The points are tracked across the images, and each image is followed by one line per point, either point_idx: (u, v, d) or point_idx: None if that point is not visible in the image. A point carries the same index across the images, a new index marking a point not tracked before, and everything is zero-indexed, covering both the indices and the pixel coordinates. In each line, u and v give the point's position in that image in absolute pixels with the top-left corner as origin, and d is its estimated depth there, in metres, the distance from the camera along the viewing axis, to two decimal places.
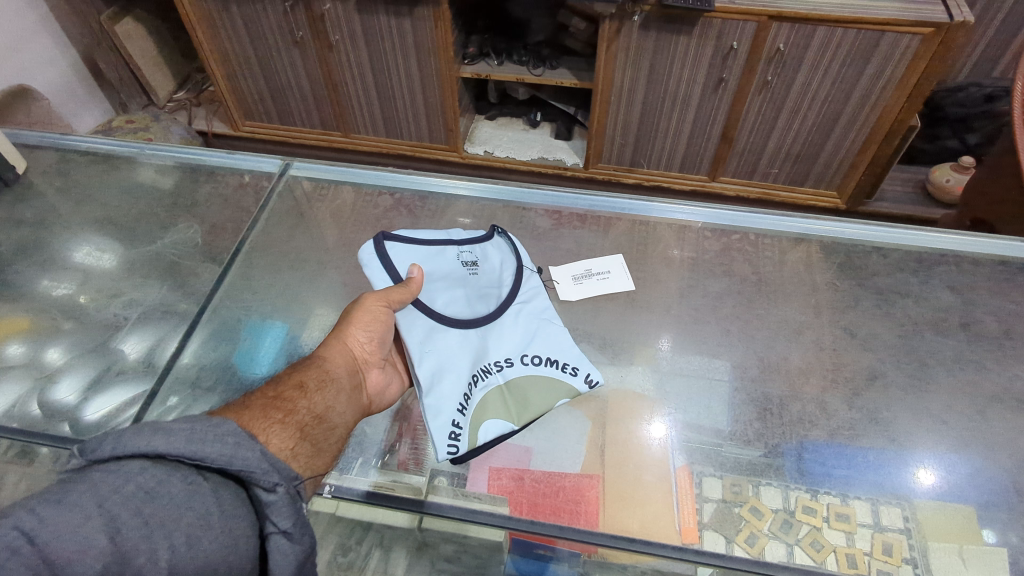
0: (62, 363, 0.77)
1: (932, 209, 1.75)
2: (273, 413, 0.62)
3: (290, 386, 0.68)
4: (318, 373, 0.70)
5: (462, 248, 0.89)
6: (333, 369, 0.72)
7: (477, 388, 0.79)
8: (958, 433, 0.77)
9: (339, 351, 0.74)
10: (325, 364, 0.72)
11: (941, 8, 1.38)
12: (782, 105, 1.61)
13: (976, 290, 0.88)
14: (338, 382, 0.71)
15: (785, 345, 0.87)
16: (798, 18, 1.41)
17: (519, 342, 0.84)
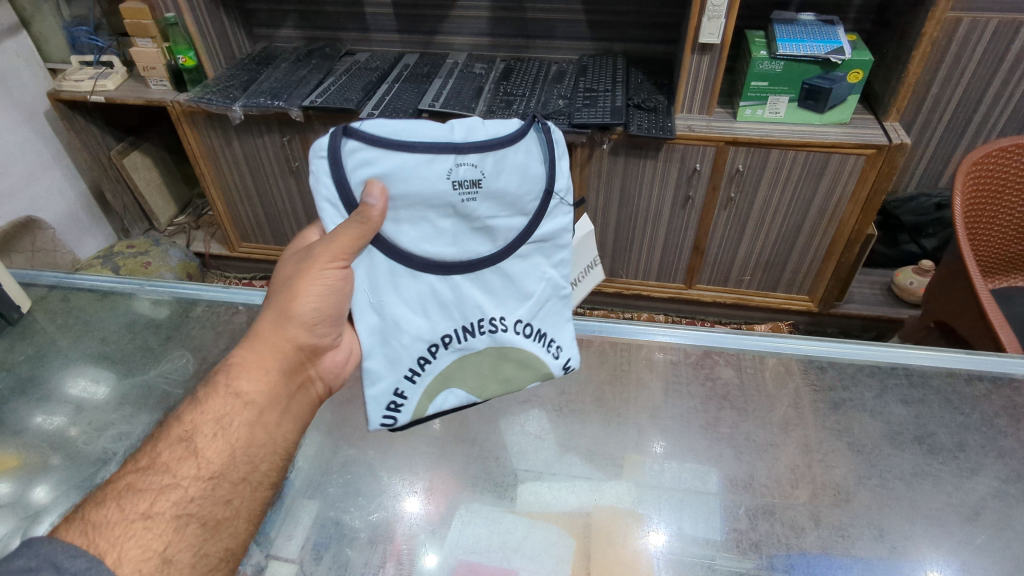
0: (47, 502, 0.79)
1: (899, 310, 1.83)
2: (140, 499, 0.65)
3: (175, 455, 0.69)
4: (218, 422, 0.71)
5: (461, 159, 0.70)
6: (232, 416, 0.71)
7: (443, 356, 0.79)
8: (928, 545, 0.79)
9: (244, 380, 0.73)
10: (220, 410, 0.71)
11: (880, 132, 1.52)
12: (746, 219, 1.72)
13: (927, 402, 0.89)
14: (238, 427, 0.71)
15: (756, 460, 0.88)
16: (752, 143, 1.55)
17: (516, 301, 0.81)
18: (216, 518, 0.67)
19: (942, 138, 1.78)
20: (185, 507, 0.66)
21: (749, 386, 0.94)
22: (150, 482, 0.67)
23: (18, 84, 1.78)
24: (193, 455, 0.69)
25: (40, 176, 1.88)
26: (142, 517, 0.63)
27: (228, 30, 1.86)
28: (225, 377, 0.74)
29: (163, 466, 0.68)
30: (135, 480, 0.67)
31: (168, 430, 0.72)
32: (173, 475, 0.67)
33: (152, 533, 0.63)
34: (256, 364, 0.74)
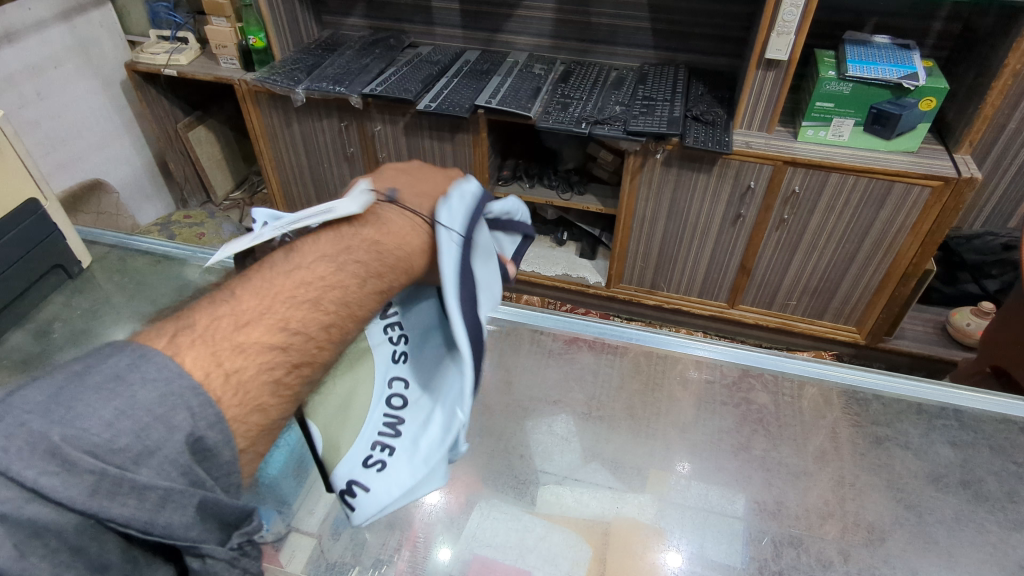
0: None
1: (953, 353, 1.75)
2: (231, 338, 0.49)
3: (298, 312, 0.53)
4: (338, 290, 0.57)
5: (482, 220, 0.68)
6: (365, 294, 0.59)
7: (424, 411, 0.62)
8: None
9: (373, 252, 0.61)
10: (355, 283, 0.59)
11: (949, 163, 1.46)
12: (798, 243, 1.67)
13: (976, 447, 0.85)
14: (355, 297, 0.58)
15: (787, 488, 0.85)
16: (810, 164, 1.51)
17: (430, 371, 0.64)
18: (302, 402, 0.54)
19: (1018, 175, 1.69)
20: (303, 385, 0.53)
21: (787, 410, 0.92)
22: (270, 350, 0.50)
23: (99, 52, 1.87)
24: (322, 316, 0.55)
25: (111, 141, 1.97)
26: (270, 379, 0.50)
27: (298, 16, 1.90)
28: (356, 247, 0.61)
29: (278, 341, 0.51)
30: (235, 325, 0.50)
31: (288, 270, 0.56)
32: (287, 348, 0.52)
33: (269, 401, 0.50)
34: (396, 232, 0.63)
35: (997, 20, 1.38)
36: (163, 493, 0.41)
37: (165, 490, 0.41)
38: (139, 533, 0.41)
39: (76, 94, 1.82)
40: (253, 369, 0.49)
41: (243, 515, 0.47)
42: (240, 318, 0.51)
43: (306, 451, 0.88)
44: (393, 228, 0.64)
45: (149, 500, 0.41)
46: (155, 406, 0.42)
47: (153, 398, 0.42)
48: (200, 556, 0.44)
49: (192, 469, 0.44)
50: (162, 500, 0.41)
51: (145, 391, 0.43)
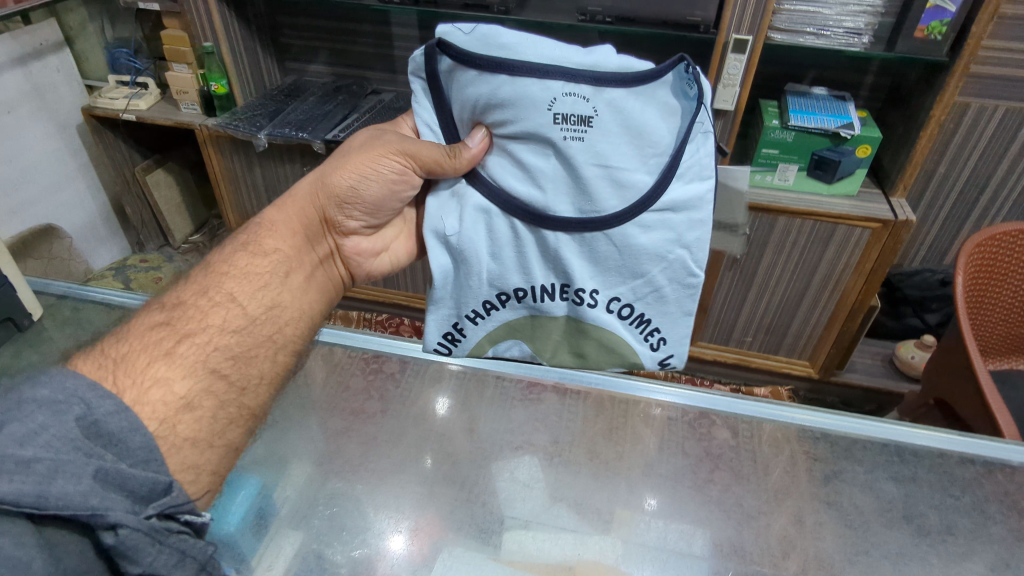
0: None
1: (901, 385, 1.82)
2: (166, 340, 0.71)
3: (186, 293, 0.78)
4: (257, 270, 0.83)
5: (567, 88, 0.69)
6: (248, 263, 0.83)
7: (509, 309, 0.81)
8: None
9: (248, 236, 0.86)
10: (240, 258, 0.83)
11: (886, 207, 1.55)
12: (750, 282, 1.74)
13: (917, 481, 0.88)
14: (233, 271, 0.81)
15: (741, 528, 0.87)
16: (760, 208, 1.58)
17: (535, 266, 0.77)
18: (228, 371, 0.73)
19: (950, 214, 1.81)
20: (202, 354, 0.72)
21: (743, 450, 0.94)
22: (159, 327, 0.73)
23: (55, 97, 1.85)
24: (201, 291, 0.79)
25: (65, 185, 1.93)
26: (164, 357, 0.69)
27: (261, 62, 1.94)
28: (237, 238, 0.87)
29: (167, 319, 0.74)
30: (136, 317, 0.75)
31: (185, 281, 0.81)
32: (174, 323, 0.74)
33: (171, 376, 0.68)
34: (271, 219, 0.89)
35: (922, 75, 1.49)
36: (51, 464, 0.52)
37: (55, 462, 0.52)
38: (37, 509, 0.50)
39: (29, 138, 1.79)
40: (143, 350, 0.69)
41: (162, 488, 0.58)
42: (142, 317, 0.75)
43: (264, 508, 0.88)
44: (268, 214, 0.90)
45: (36, 472, 0.51)
46: (53, 398, 0.56)
47: (52, 390, 0.56)
48: (114, 531, 0.53)
49: (87, 447, 0.55)
50: (53, 470, 0.51)
51: (43, 388, 0.56)
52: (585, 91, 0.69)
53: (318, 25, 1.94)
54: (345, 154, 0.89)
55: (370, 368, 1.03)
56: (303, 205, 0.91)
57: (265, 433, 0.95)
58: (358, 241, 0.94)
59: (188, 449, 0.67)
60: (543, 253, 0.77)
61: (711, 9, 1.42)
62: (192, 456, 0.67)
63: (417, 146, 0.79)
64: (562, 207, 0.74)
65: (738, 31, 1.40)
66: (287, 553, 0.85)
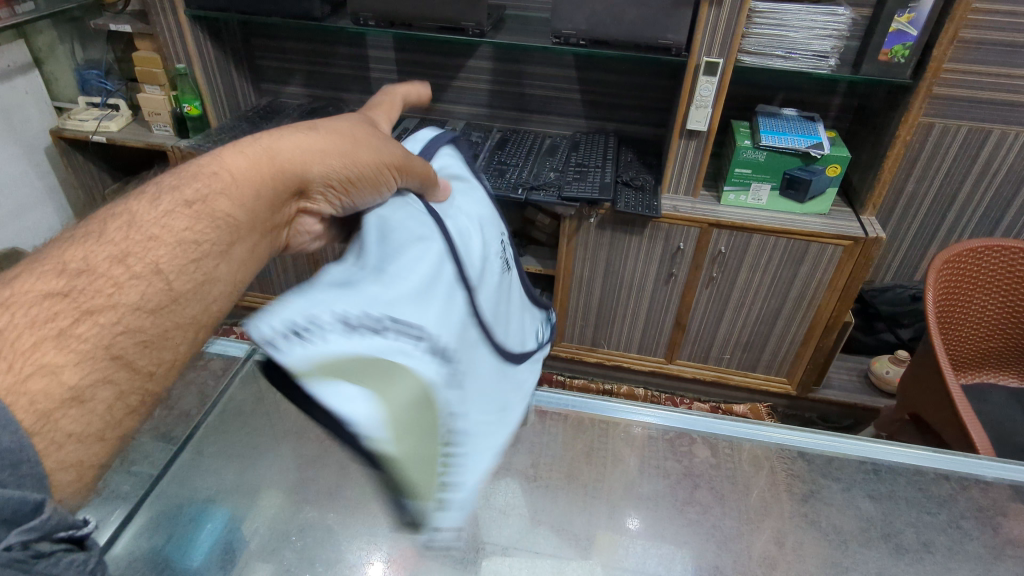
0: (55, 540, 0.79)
1: (877, 399, 1.84)
2: (57, 311, 0.49)
3: (81, 251, 0.52)
4: (197, 229, 0.55)
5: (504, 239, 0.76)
6: (187, 222, 0.55)
7: (398, 317, 0.54)
8: None
9: (187, 179, 0.57)
10: (174, 217, 0.54)
11: (857, 224, 1.58)
12: (727, 300, 1.75)
13: (894, 499, 0.89)
14: (163, 227, 0.54)
15: (720, 549, 0.86)
16: (734, 226, 1.60)
17: (446, 292, 0.60)
18: (136, 360, 0.51)
19: (918, 231, 1.85)
20: (105, 338, 0.49)
21: (724, 469, 0.93)
22: (49, 298, 0.49)
23: (22, 119, 1.82)
24: (113, 251, 0.52)
25: (32, 208, 1.89)
26: (52, 336, 0.48)
27: (235, 84, 1.92)
28: (171, 186, 0.56)
29: (61, 286, 0.50)
30: (12, 283, 0.50)
31: (83, 235, 0.54)
32: (70, 293, 0.50)
33: (63, 361, 0.48)
34: (225, 161, 0.59)
35: (887, 97, 1.53)
36: None
37: None
38: None
39: None
40: (27, 329, 0.48)
41: (33, 509, 0.44)
42: (20, 280, 0.50)
43: (230, 542, 0.85)
44: (223, 155, 0.59)
45: None
46: None
47: None
48: None
49: None
50: None
51: None
52: (507, 247, 0.77)
53: (293, 47, 1.93)
54: (334, 132, 0.63)
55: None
56: (272, 155, 0.60)
57: (234, 461, 0.93)
58: (315, 219, 0.66)
59: (78, 446, 0.48)
60: (433, 277, 0.58)
61: (682, 32, 1.45)
62: (79, 453, 0.48)
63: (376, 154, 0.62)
64: (472, 269, 0.65)
65: (709, 54, 1.42)
66: None
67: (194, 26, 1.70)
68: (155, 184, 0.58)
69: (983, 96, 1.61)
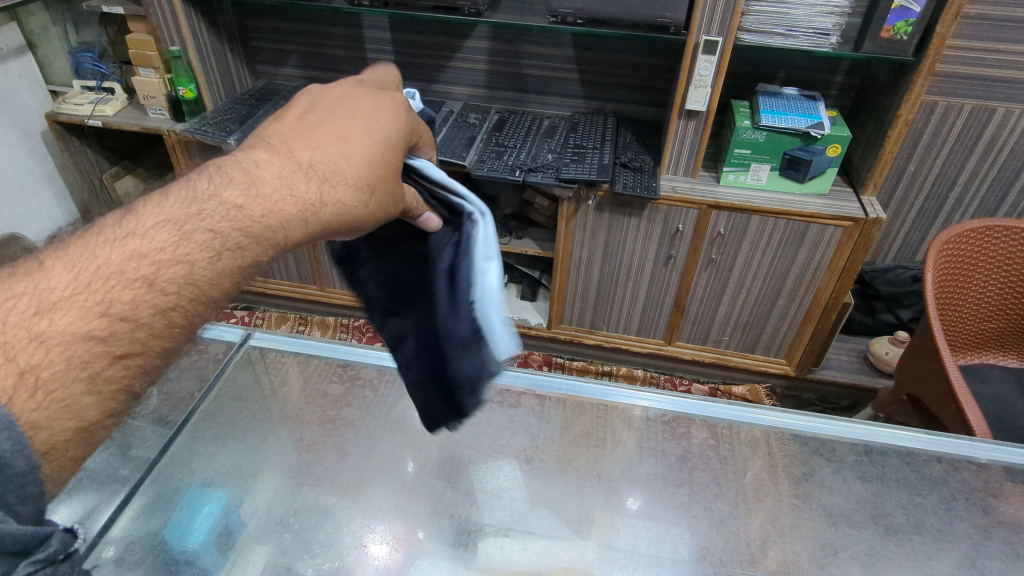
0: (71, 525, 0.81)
1: (876, 380, 1.84)
2: (89, 352, 0.50)
3: (127, 294, 0.52)
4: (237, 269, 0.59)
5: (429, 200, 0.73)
6: (221, 267, 0.57)
7: None
8: None
9: (225, 224, 0.57)
10: (213, 264, 0.57)
11: (857, 205, 1.57)
12: (726, 281, 1.75)
13: (885, 480, 0.89)
14: (208, 277, 0.56)
15: (710, 530, 0.87)
16: (733, 208, 1.59)
17: None
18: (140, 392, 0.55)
19: (920, 212, 1.83)
20: (132, 380, 0.53)
21: (718, 451, 0.93)
22: (85, 342, 0.50)
23: (18, 104, 1.81)
24: (159, 300, 0.54)
25: (30, 193, 1.90)
26: (85, 377, 0.50)
27: (231, 66, 1.91)
28: (202, 231, 0.57)
29: (100, 331, 0.51)
30: (48, 315, 0.50)
31: (120, 268, 0.53)
32: (108, 338, 0.51)
33: (83, 397, 0.50)
34: (268, 188, 0.59)
35: (890, 75, 1.51)
36: None
37: None
38: None
39: None
40: (63, 370, 0.49)
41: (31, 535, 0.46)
42: (49, 314, 0.50)
43: (227, 525, 0.86)
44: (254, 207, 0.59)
45: None
46: None
47: None
48: None
49: None
50: None
51: None
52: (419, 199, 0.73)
53: (288, 28, 1.91)
54: (359, 176, 0.63)
55: (341, 372, 1.00)
56: (309, 207, 0.60)
57: (232, 446, 0.94)
58: None
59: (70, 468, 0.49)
60: None
61: (680, 10, 1.42)
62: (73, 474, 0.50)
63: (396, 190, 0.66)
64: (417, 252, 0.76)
65: (708, 32, 1.40)
66: (253, 570, 0.83)
67: (187, 8, 1.68)
68: (178, 221, 0.57)
69: (988, 73, 1.58)
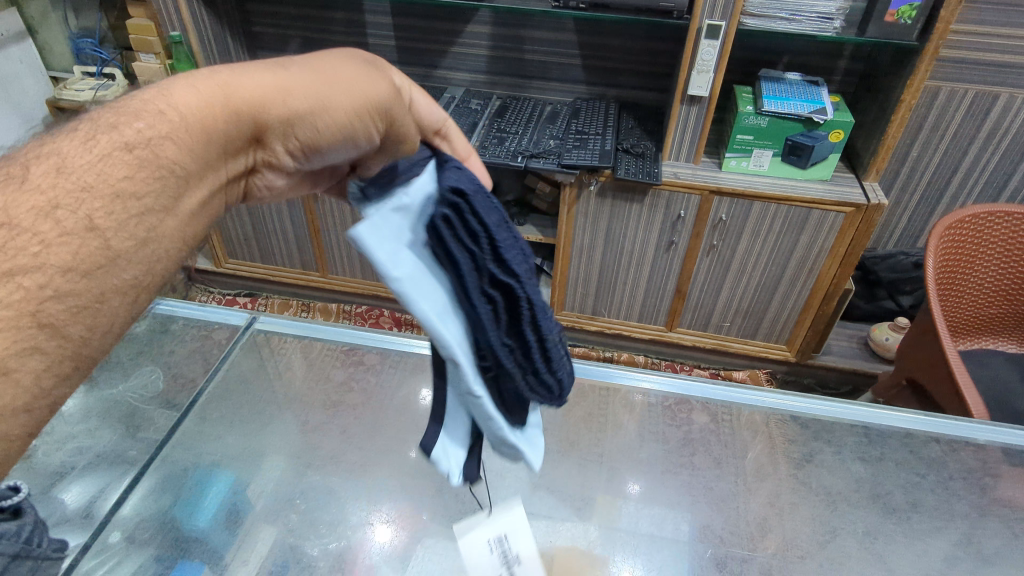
0: (80, 505, 0.82)
1: (876, 366, 1.85)
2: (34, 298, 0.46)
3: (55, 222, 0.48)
4: (147, 172, 0.52)
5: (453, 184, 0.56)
6: (128, 170, 0.51)
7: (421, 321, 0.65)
8: None
9: (126, 115, 0.53)
10: (114, 165, 0.51)
11: (859, 191, 1.57)
12: (728, 267, 1.75)
13: (885, 461, 0.90)
14: (120, 181, 0.51)
15: (710, 510, 0.88)
16: (735, 193, 1.59)
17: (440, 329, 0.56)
18: None
19: (922, 198, 1.83)
20: (32, 302, 0.46)
21: (720, 433, 0.94)
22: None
23: (19, 90, 1.81)
24: (50, 207, 0.48)
25: None
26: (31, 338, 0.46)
27: (231, 51, 1.90)
28: (111, 121, 0.53)
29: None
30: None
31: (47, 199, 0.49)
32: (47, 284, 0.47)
33: None
34: (180, 98, 0.53)
35: (893, 60, 1.51)
36: None
37: None
38: None
39: None
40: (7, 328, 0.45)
41: None
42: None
43: (237, 502, 0.88)
44: (177, 94, 0.54)
45: None
46: None
47: None
48: None
49: None
50: None
51: None
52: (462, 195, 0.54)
53: (289, 14, 1.90)
54: (292, 63, 0.55)
55: (346, 357, 1.01)
56: (223, 92, 0.54)
57: (238, 428, 0.95)
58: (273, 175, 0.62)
59: None
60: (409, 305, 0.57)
61: None
62: None
63: (339, 69, 0.55)
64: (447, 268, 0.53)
65: (711, 17, 1.40)
66: (262, 549, 0.84)
67: None
68: (107, 110, 0.55)
69: (992, 58, 1.58)
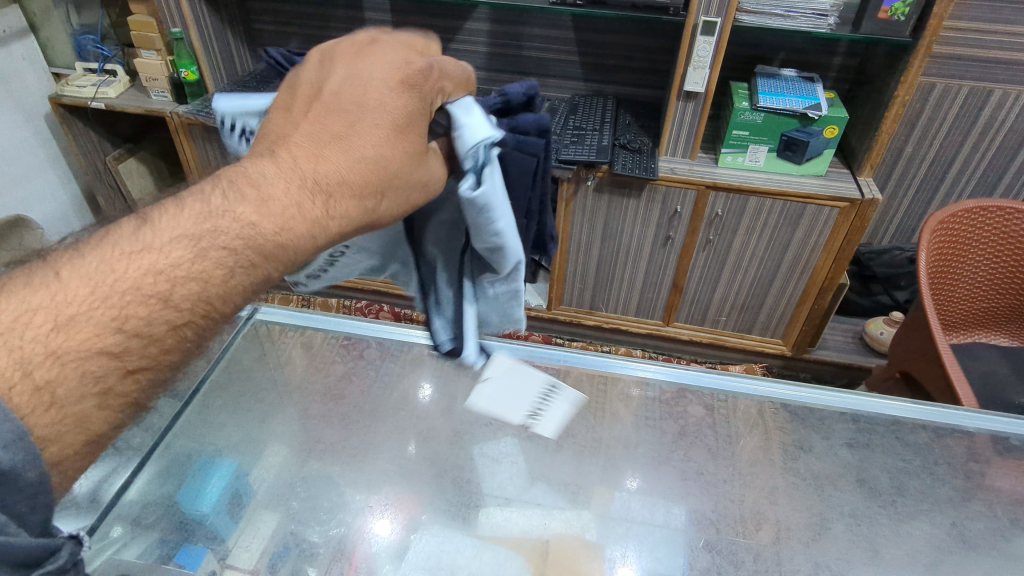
0: (91, 493, 0.84)
1: (870, 359, 1.87)
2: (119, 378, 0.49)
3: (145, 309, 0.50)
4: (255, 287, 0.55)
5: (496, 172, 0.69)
6: (238, 295, 0.54)
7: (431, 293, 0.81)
8: None
9: (247, 242, 0.53)
10: (228, 289, 0.54)
11: (853, 186, 1.59)
12: (724, 262, 1.77)
13: (872, 447, 0.92)
14: (224, 297, 0.54)
15: (700, 495, 0.90)
16: (731, 188, 1.61)
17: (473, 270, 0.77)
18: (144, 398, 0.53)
19: (917, 193, 1.85)
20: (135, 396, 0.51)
21: (712, 421, 0.96)
22: (98, 358, 0.48)
23: (21, 86, 1.83)
24: (173, 318, 0.51)
25: (34, 176, 1.92)
26: (94, 390, 0.48)
27: (232, 48, 1.91)
28: (227, 244, 0.53)
29: (113, 346, 0.49)
30: (67, 330, 0.47)
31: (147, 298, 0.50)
32: (124, 354, 0.49)
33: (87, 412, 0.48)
34: (278, 197, 0.55)
35: (887, 56, 1.52)
36: None
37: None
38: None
39: None
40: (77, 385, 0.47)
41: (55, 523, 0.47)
42: (64, 329, 0.47)
43: (239, 488, 0.90)
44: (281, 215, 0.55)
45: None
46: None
47: None
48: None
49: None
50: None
51: None
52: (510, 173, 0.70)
53: (289, 11, 1.92)
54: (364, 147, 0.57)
55: (346, 348, 1.03)
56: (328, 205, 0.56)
57: (240, 416, 0.97)
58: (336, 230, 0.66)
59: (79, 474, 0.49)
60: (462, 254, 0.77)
61: None
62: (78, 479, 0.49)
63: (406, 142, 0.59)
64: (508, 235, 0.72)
65: (707, 13, 1.41)
66: (264, 533, 0.86)
67: None
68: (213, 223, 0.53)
69: (986, 54, 1.59)
